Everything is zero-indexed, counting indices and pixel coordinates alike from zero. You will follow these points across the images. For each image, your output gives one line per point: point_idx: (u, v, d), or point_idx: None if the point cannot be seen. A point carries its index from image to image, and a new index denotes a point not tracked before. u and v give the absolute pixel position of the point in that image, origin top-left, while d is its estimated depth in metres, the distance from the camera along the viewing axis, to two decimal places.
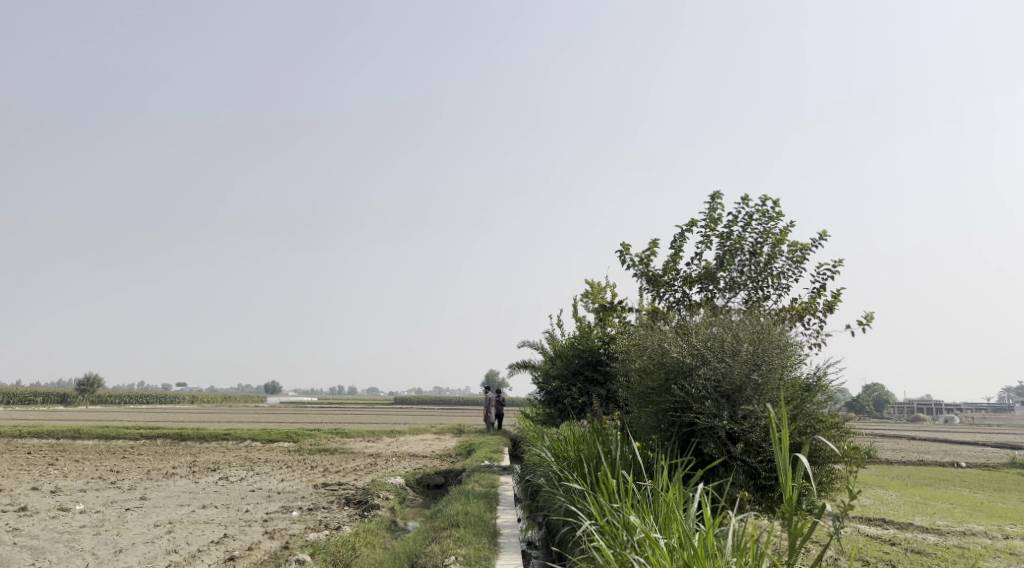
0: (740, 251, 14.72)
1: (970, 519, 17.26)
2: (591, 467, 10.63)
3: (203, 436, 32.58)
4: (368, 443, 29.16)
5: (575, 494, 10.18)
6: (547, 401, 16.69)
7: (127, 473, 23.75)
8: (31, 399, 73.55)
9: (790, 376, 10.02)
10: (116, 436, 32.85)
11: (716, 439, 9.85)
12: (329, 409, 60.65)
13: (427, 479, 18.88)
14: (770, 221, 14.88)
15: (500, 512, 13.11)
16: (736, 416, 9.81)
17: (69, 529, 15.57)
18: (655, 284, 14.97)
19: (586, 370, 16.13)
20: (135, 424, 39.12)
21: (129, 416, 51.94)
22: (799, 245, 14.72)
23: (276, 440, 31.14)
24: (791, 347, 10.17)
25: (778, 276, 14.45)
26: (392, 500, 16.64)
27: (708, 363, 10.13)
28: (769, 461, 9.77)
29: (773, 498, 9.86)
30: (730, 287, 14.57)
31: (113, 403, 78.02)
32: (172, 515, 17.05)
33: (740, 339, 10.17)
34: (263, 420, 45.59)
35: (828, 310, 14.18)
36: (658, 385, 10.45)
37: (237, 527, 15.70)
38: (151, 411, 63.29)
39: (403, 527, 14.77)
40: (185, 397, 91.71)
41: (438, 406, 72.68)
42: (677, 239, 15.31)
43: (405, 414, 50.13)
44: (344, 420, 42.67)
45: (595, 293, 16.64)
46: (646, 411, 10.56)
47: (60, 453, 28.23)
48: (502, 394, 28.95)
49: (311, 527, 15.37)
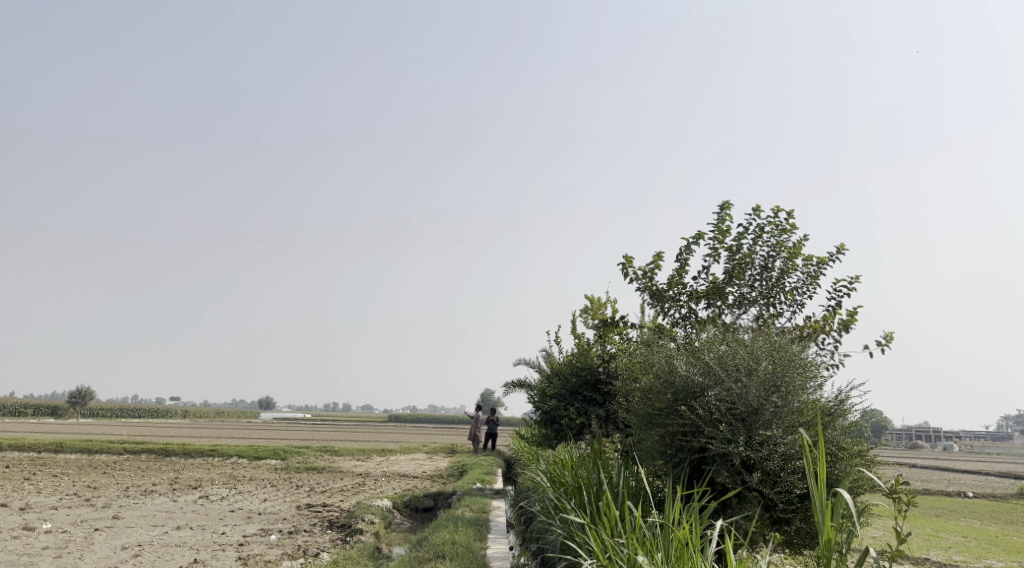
0: (750, 266, 13.83)
1: (988, 554, 16.25)
2: (591, 495, 9.68)
3: (189, 451, 31.53)
4: (358, 462, 28.10)
5: (574, 526, 9.21)
6: (543, 422, 15.69)
7: (105, 490, 22.65)
8: (21, 411, 72.63)
9: (810, 399, 9.10)
10: (99, 450, 31.81)
11: (729, 467, 8.90)
12: (322, 426, 59.51)
13: (415, 502, 17.87)
14: (782, 234, 14.00)
15: (492, 541, 12.13)
16: (752, 443, 8.86)
17: (30, 550, 14.57)
18: (659, 299, 14.06)
19: (584, 390, 15.18)
20: (122, 439, 38.13)
21: (119, 431, 50.98)
22: (816, 259, 13.79)
23: (262, 456, 30.11)
24: (809, 366, 9.25)
25: (791, 293, 13.52)
26: (378, 524, 15.68)
27: (722, 384, 9.19)
28: (787, 493, 8.84)
29: (790, 532, 8.94)
30: (739, 303, 13.66)
31: (105, 417, 77.03)
32: (143, 536, 16.05)
33: (757, 356, 9.26)
34: (258, 436, 44.55)
35: (845, 329, 13.23)
36: (665, 407, 9.49)
37: (209, 552, 14.71)
38: (145, 425, 62.14)
39: (387, 554, 13.78)
40: (177, 411, 90.58)
41: (432, 425, 71.88)
42: (683, 252, 14.40)
43: (399, 432, 48.97)
44: (339, 437, 41.72)
45: (595, 308, 15.72)
46: (652, 436, 9.58)
47: (40, 468, 27.16)
48: (495, 413, 27.95)
49: (289, 553, 14.37)
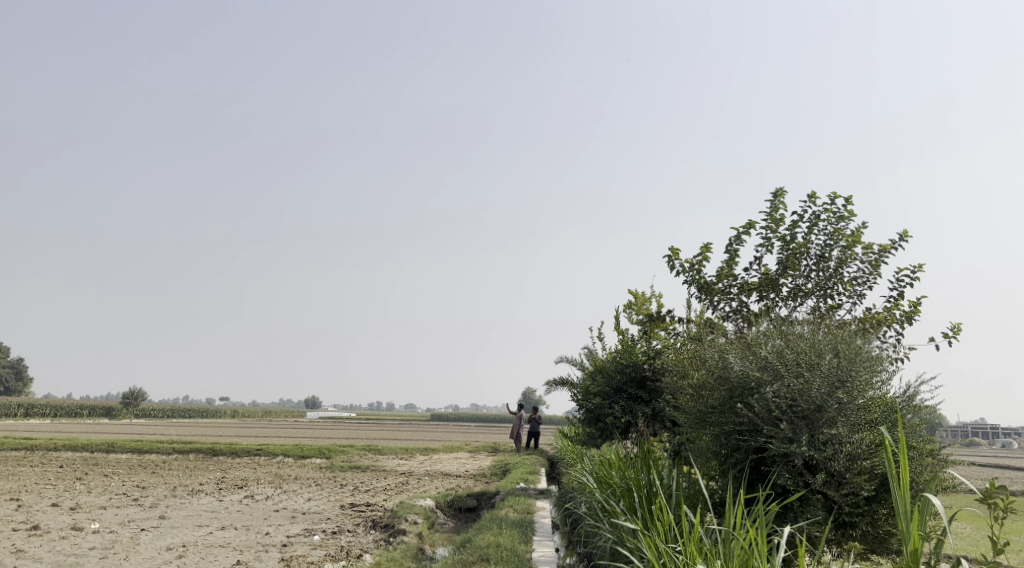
0: (805, 255, 13.18)
1: None
2: (641, 497, 9.16)
3: (236, 450, 31.54)
4: (401, 460, 27.83)
5: (624, 531, 8.69)
6: (586, 421, 15.14)
7: (153, 490, 22.59)
8: (77, 412, 74.01)
9: (876, 395, 8.48)
10: (148, 450, 31.96)
11: (791, 468, 8.31)
12: (368, 425, 59.59)
13: (459, 502, 17.46)
14: (839, 222, 13.31)
15: (537, 544, 11.61)
16: (815, 442, 8.24)
17: (76, 551, 14.41)
18: (708, 292, 13.45)
19: (630, 387, 14.61)
20: (172, 439, 38.37)
21: (170, 431, 51.38)
22: (876, 247, 13.08)
23: (308, 455, 29.97)
24: (875, 361, 8.62)
25: (850, 283, 12.85)
26: (421, 525, 15.28)
27: (781, 380, 8.59)
28: (854, 496, 8.22)
29: (855, 537, 8.36)
30: (794, 295, 13.01)
31: (157, 417, 78.08)
32: (188, 537, 15.83)
33: (819, 350, 8.69)
34: (307, 435, 44.66)
35: (908, 321, 12.51)
36: (719, 404, 8.93)
37: (253, 552, 14.42)
38: (194, 424, 62.82)
39: (431, 556, 13.33)
40: (227, 411, 91.56)
41: (477, 422, 71.85)
42: (732, 243, 13.79)
43: (443, 431, 48.76)
44: (384, 436, 41.58)
45: (640, 303, 15.15)
46: (705, 435, 9.01)
47: (92, 467, 27.30)
48: (539, 412, 27.46)
49: (332, 554, 14.02)
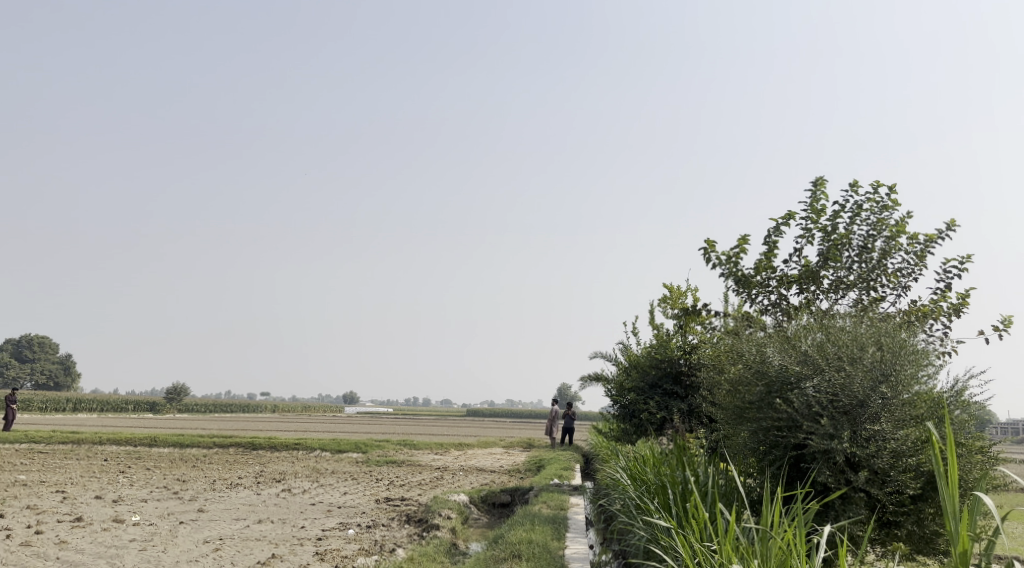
0: (846, 247, 12.80)
1: None
2: (676, 495, 8.91)
3: (275, 444, 31.67)
4: (437, 455, 27.76)
5: (659, 529, 8.45)
6: (621, 417, 14.87)
7: (193, 483, 22.71)
8: (123, 406, 75.14)
9: (922, 390, 8.13)
10: (190, 444, 32.22)
11: (832, 466, 8.00)
12: (406, 421, 59.65)
13: (493, 497, 17.29)
14: (883, 211, 12.90)
15: (571, 540, 11.39)
16: (858, 439, 7.94)
17: (116, 543, 14.44)
18: (746, 285, 13.12)
19: (665, 383, 14.32)
20: (214, 433, 38.69)
21: (214, 426, 51.84)
22: (921, 237, 12.65)
23: (345, 450, 30.00)
24: (920, 354, 8.28)
25: (894, 275, 12.45)
26: (454, 520, 15.13)
27: (822, 374, 8.27)
28: (898, 494, 7.93)
29: (900, 536, 8.10)
30: (836, 287, 12.64)
31: (200, 412, 78.99)
32: (226, 530, 15.82)
33: (862, 343, 8.36)
34: (346, 429, 44.84)
35: (956, 313, 12.08)
36: (757, 400, 8.64)
37: (288, 546, 14.36)
38: (235, 419, 63.30)
39: (464, 551, 13.15)
40: (268, 406, 92.37)
41: (514, 418, 71.72)
42: (771, 235, 13.44)
43: (480, 427, 48.60)
44: (422, 431, 41.60)
45: (675, 298, 14.85)
46: (742, 432, 8.73)
47: (135, 461, 27.54)
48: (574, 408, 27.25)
49: (366, 548, 13.91)
